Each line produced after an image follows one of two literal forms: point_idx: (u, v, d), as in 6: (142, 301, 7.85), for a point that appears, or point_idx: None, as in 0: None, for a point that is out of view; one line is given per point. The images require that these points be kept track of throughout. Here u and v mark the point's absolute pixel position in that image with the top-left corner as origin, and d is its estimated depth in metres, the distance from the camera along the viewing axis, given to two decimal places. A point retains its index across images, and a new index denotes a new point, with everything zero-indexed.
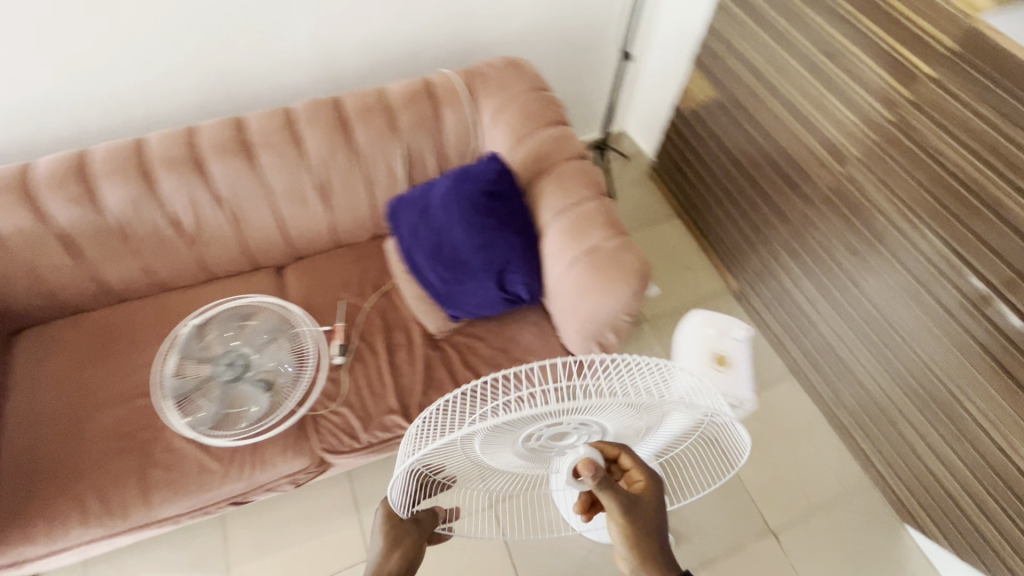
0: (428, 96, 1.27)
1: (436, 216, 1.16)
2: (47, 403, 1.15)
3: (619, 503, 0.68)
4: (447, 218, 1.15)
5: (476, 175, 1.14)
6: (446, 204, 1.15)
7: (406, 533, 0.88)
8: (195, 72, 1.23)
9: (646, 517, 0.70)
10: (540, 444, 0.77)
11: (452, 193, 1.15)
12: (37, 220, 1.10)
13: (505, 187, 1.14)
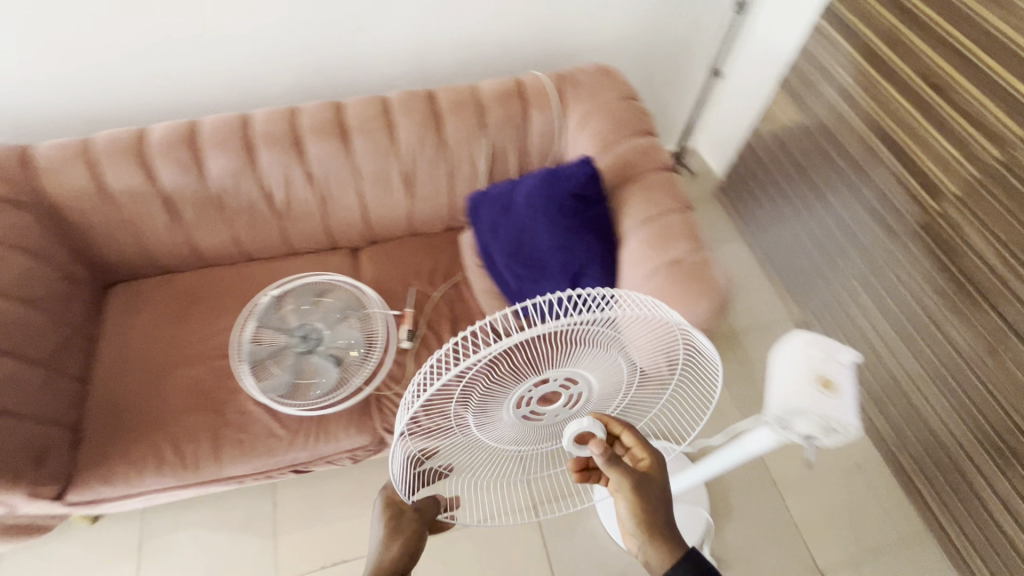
0: (519, 96, 1.29)
1: (519, 214, 1.18)
2: (134, 355, 1.21)
3: (627, 475, 0.71)
4: (530, 216, 1.16)
5: (566, 177, 1.15)
6: (531, 202, 1.16)
7: (408, 518, 0.90)
8: (301, 56, 1.29)
9: (654, 488, 0.73)
10: (529, 410, 0.76)
11: (538, 193, 1.16)
12: (146, 181, 1.17)
13: (590, 191, 1.14)
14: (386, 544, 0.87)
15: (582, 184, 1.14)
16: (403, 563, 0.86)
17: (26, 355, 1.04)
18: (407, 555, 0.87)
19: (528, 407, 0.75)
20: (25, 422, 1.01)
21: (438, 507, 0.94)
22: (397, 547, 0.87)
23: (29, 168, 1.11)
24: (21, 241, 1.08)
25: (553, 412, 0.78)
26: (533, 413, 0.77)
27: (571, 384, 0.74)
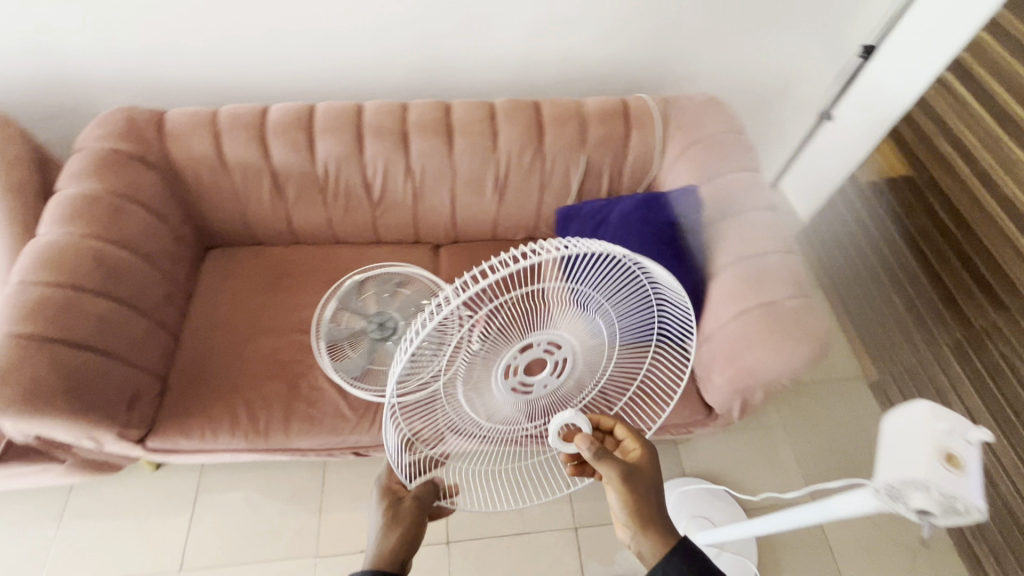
0: (622, 116, 1.29)
1: (611, 230, 1.21)
2: (223, 318, 1.27)
3: (617, 470, 0.76)
4: (622, 232, 1.19)
5: (666, 203, 1.19)
6: (626, 221, 1.20)
7: (406, 507, 0.93)
8: (416, 55, 1.34)
9: (643, 477, 0.78)
10: (517, 381, 0.77)
11: (630, 219, 1.20)
12: (261, 156, 1.23)
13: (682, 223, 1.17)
14: (386, 533, 0.90)
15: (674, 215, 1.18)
16: (402, 550, 0.88)
17: (138, 306, 1.09)
18: (405, 544, 0.89)
19: (515, 378, 0.76)
20: (129, 369, 1.05)
21: (436, 495, 0.95)
22: (395, 536, 0.89)
23: (161, 132, 1.19)
24: (146, 198, 1.15)
25: (542, 383, 0.79)
26: (522, 386, 0.78)
27: (555, 347, 0.74)
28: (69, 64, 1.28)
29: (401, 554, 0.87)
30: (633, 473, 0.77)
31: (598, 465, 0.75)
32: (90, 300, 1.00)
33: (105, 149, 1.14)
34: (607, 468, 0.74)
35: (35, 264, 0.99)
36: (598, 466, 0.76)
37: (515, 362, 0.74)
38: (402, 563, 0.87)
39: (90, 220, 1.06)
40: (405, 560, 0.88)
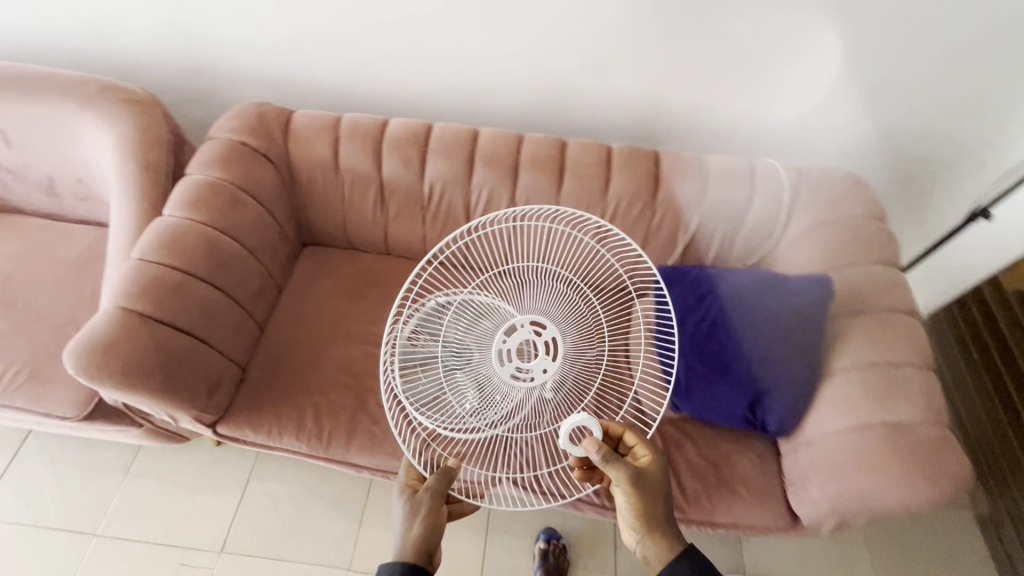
0: (748, 180, 1.20)
1: (718, 310, 1.08)
2: (307, 317, 1.29)
3: (625, 473, 0.82)
4: (732, 316, 1.06)
5: (789, 291, 1.03)
6: (737, 303, 1.06)
7: (425, 498, 0.87)
8: (538, 85, 1.31)
9: (649, 484, 0.84)
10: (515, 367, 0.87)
11: (756, 293, 1.06)
12: (373, 167, 1.24)
13: (818, 322, 1.01)
14: (410, 523, 0.86)
15: (814, 313, 1.01)
16: (424, 539, 0.84)
17: (236, 297, 1.13)
18: (429, 534, 0.85)
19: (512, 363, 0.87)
20: (217, 357, 1.08)
21: (450, 479, 0.89)
22: (418, 527, 0.85)
23: (286, 130, 1.23)
24: (261, 193, 1.18)
25: (540, 370, 0.88)
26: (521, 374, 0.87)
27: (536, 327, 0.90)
28: (218, 55, 1.36)
29: (425, 544, 0.84)
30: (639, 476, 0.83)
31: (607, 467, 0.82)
32: (197, 286, 1.04)
33: (234, 141, 1.19)
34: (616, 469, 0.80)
35: (155, 244, 1.03)
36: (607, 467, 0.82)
37: (507, 345, 0.88)
38: (429, 553, 0.84)
39: (210, 209, 1.10)
40: (431, 550, 0.85)
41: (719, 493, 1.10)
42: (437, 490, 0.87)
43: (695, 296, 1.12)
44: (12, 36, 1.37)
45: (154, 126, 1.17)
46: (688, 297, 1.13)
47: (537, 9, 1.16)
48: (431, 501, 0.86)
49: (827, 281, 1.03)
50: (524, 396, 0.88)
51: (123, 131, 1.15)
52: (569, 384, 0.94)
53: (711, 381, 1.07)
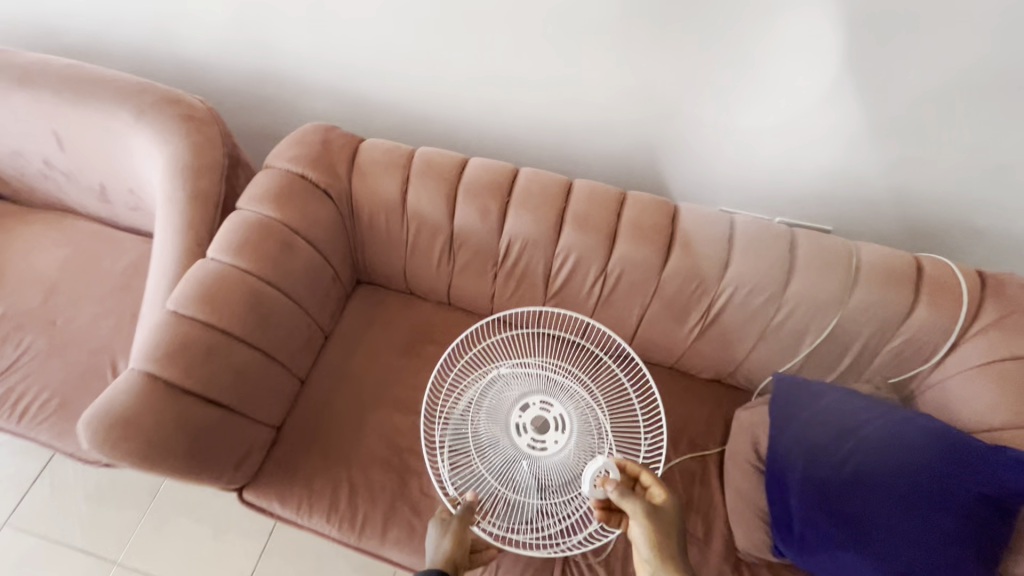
0: (912, 282, 0.94)
1: (876, 467, 0.85)
2: (352, 372, 1.14)
3: (639, 506, 0.75)
4: (892, 479, 0.84)
5: (979, 471, 0.81)
6: (903, 465, 0.84)
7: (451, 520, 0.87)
8: (646, 128, 1.11)
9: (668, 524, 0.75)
10: (529, 439, 0.90)
11: (929, 455, 0.84)
12: (445, 215, 1.06)
13: (1008, 517, 0.80)
14: (439, 541, 0.86)
15: (995, 497, 0.80)
16: (451, 554, 0.84)
17: (279, 357, 0.99)
18: (457, 551, 0.85)
19: (526, 435, 0.90)
20: (248, 426, 0.95)
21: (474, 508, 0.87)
22: (445, 545, 0.85)
23: (352, 163, 1.07)
24: (315, 236, 1.04)
25: (553, 440, 0.90)
26: (536, 446, 0.90)
27: (547, 403, 0.91)
28: (287, 66, 1.22)
29: (453, 558, 0.84)
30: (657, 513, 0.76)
31: (621, 499, 0.76)
32: (236, 348, 0.91)
33: (293, 174, 1.05)
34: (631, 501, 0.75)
35: (193, 295, 0.90)
36: (621, 500, 0.76)
37: (522, 420, 0.92)
38: (455, 568, 0.83)
39: (262, 257, 0.96)
40: (458, 566, 0.84)
41: None
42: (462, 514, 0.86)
43: (834, 432, 0.90)
44: (78, 28, 1.28)
45: (208, 151, 1.04)
46: (822, 430, 0.91)
47: (667, 44, 0.95)
48: (454, 525, 0.86)
49: None
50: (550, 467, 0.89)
51: (175, 153, 1.03)
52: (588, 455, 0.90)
53: (836, 541, 0.85)
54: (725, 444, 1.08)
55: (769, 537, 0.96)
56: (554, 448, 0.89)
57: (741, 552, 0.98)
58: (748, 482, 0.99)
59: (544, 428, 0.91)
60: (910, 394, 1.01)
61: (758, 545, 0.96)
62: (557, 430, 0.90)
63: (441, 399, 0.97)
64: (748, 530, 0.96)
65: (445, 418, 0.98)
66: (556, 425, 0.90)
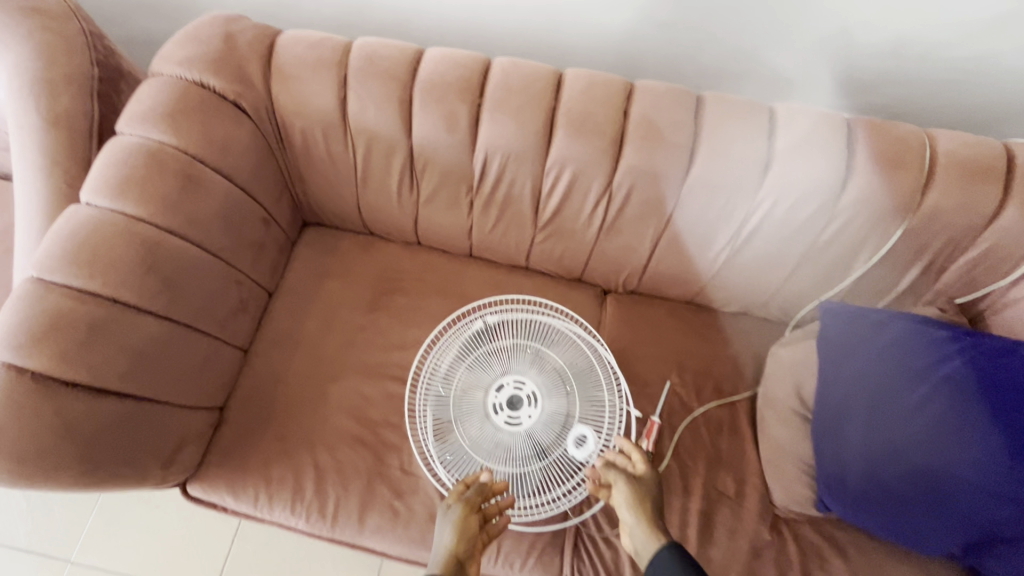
0: (1001, 176, 0.74)
1: (951, 414, 0.70)
2: (307, 333, 0.94)
3: (622, 474, 0.72)
4: (973, 425, 0.69)
5: None
6: (986, 411, 0.69)
7: (456, 507, 0.72)
8: (653, 1, 0.84)
9: (649, 493, 0.71)
10: (506, 417, 0.84)
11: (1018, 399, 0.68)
12: (400, 129, 0.81)
13: None
14: (442, 532, 0.71)
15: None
16: (452, 550, 0.69)
17: (201, 324, 0.78)
18: (462, 542, 0.70)
19: (502, 413, 0.84)
20: (171, 413, 0.75)
21: (484, 495, 0.73)
22: (448, 538, 0.70)
23: (270, 65, 0.81)
24: (231, 167, 0.79)
25: (527, 415, 0.84)
26: (513, 423, 0.84)
27: (519, 381, 0.85)
28: None
29: (455, 555, 0.68)
30: (639, 480, 0.72)
31: (604, 469, 0.74)
32: (131, 322, 0.69)
33: (188, 82, 0.78)
34: (611, 470, 0.72)
35: (59, 254, 0.67)
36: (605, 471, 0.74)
37: (496, 400, 0.85)
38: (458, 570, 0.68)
39: (153, 199, 0.72)
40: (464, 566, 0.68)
41: None
42: (469, 498, 0.72)
43: (903, 371, 0.74)
44: None
45: (66, 57, 0.77)
46: (892, 370, 0.74)
47: None
48: (459, 514, 0.71)
49: None
50: (529, 444, 0.82)
51: (15, 63, 0.75)
52: (566, 426, 0.84)
53: (900, 499, 0.71)
54: (757, 387, 0.92)
55: (813, 491, 0.81)
56: (530, 422, 0.83)
57: (779, 509, 0.84)
58: (788, 431, 0.83)
59: (519, 405, 0.85)
60: (976, 314, 0.85)
61: (800, 501, 0.81)
62: (532, 402, 0.84)
63: (419, 377, 0.87)
64: (789, 485, 0.82)
65: (421, 397, 0.87)
66: (530, 398, 0.85)
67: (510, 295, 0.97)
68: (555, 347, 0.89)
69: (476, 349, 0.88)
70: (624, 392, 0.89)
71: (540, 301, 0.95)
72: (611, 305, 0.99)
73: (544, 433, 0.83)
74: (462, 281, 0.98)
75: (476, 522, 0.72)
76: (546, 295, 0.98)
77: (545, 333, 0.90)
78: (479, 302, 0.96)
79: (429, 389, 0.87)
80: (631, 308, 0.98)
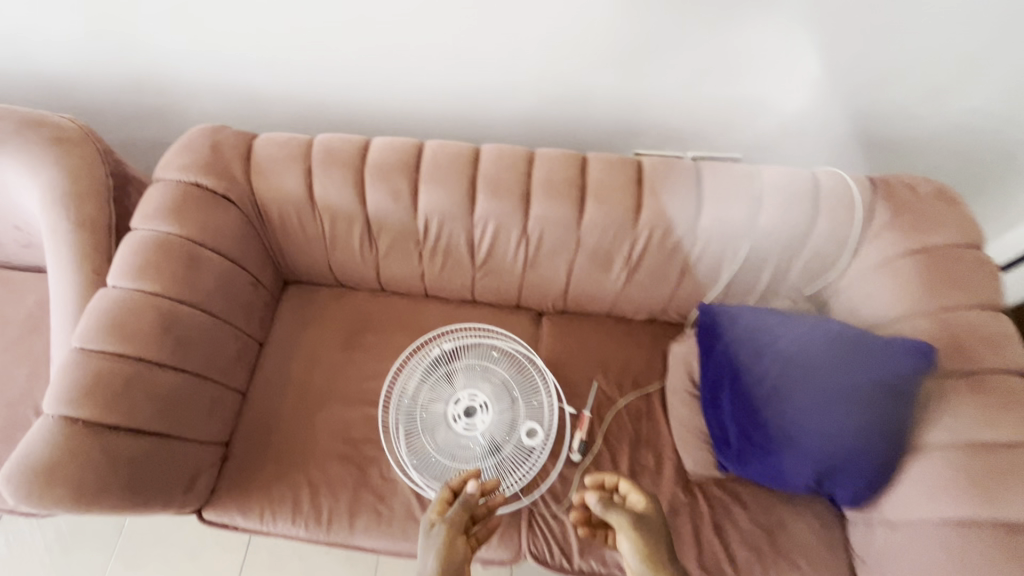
0: (811, 197, 0.99)
1: (786, 375, 0.91)
2: (295, 373, 1.13)
3: (625, 515, 0.78)
4: (802, 382, 0.89)
5: (877, 363, 0.85)
6: (811, 369, 0.89)
7: (438, 528, 0.82)
8: (544, 87, 1.09)
9: (653, 526, 0.78)
10: (463, 424, 1.03)
11: (830, 355, 0.88)
12: (356, 202, 1.03)
13: (909, 398, 0.84)
14: (427, 558, 0.79)
15: (908, 386, 0.84)
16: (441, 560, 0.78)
17: (207, 372, 0.97)
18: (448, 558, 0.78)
19: (461, 421, 1.04)
20: (188, 446, 0.93)
21: (469, 508, 0.84)
22: (435, 552, 0.79)
23: (248, 163, 1.02)
24: (224, 245, 1.00)
25: (481, 420, 1.04)
26: (470, 428, 1.03)
27: (473, 394, 1.05)
28: (158, 67, 1.11)
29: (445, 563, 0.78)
30: (641, 516, 0.78)
31: (608, 512, 0.78)
32: (154, 375, 0.88)
33: (186, 183, 0.99)
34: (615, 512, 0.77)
35: (96, 327, 0.86)
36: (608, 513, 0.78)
37: (455, 412, 1.04)
38: None
39: (165, 277, 0.92)
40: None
41: (776, 568, 0.96)
42: (453, 515, 0.83)
43: (752, 347, 0.95)
44: None
45: (87, 173, 0.97)
46: (745, 349, 0.96)
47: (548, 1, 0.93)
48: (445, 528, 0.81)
49: (931, 351, 0.83)
50: (485, 444, 1.02)
51: (48, 183, 0.95)
52: (514, 427, 1.03)
53: (763, 448, 0.92)
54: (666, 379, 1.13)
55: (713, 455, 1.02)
56: (484, 425, 1.03)
57: (691, 475, 1.04)
58: (688, 410, 1.06)
59: (474, 414, 1.05)
60: (824, 301, 1.07)
61: (704, 465, 1.02)
62: (484, 410, 1.04)
63: (391, 400, 1.06)
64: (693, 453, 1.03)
65: (392, 416, 1.06)
66: (482, 407, 1.05)
67: (459, 326, 1.17)
68: (500, 364, 1.09)
69: (435, 371, 1.08)
70: (560, 395, 1.10)
71: (487, 328, 1.16)
72: (545, 324, 1.20)
73: (497, 434, 1.02)
74: (421, 317, 1.19)
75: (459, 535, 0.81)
76: (491, 323, 1.19)
77: (491, 353, 1.10)
78: (436, 333, 1.16)
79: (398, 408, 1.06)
80: (561, 325, 1.19)
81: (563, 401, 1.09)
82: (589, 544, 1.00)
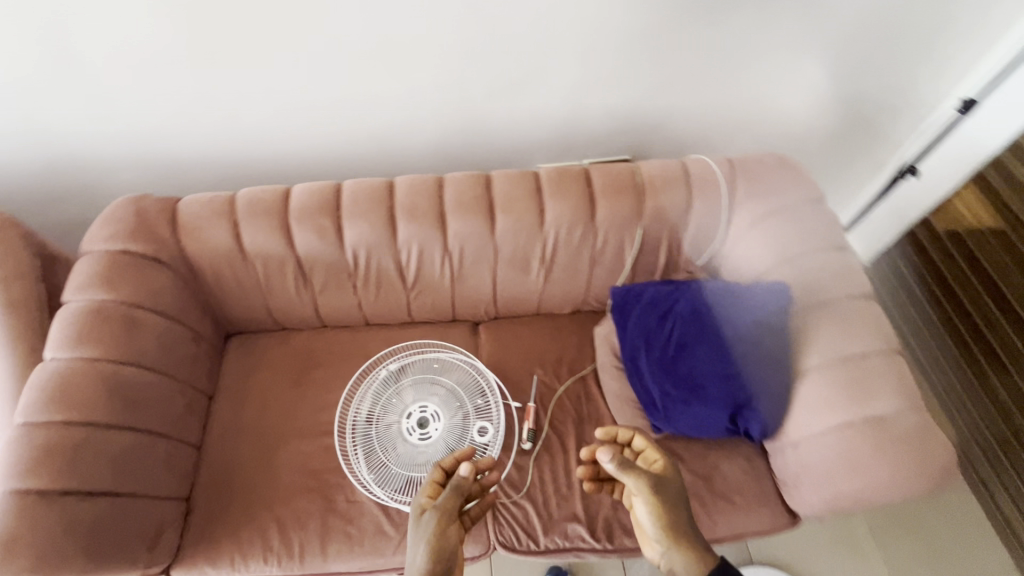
0: (684, 181, 1.15)
1: (686, 331, 1.07)
2: (249, 418, 1.16)
3: (644, 478, 0.81)
4: (699, 334, 1.06)
5: (749, 305, 1.03)
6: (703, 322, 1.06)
7: (429, 518, 0.81)
8: (444, 118, 1.22)
9: (672, 490, 0.83)
10: (418, 435, 1.10)
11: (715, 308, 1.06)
12: (285, 246, 1.11)
13: (782, 330, 1.01)
14: (417, 549, 0.79)
15: (778, 320, 1.01)
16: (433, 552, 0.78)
17: (159, 429, 1.00)
18: (438, 553, 0.78)
19: (415, 433, 1.10)
20: (147, 503, 0.95)
21: (462, 493, 0.84)
22: (425, 544, 0.79)
23: (175, 225, 1.08)
24: (160, 305, 1.04)
25: (434, 428, 1.11)
26: (424, 437, 1.10)
27: (424, 406, 1.13)
28: (74, 147, 1.16)
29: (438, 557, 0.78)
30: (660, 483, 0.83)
31: (627, 473, 0.82)
32: (104, 438, 0.90)
33: (114, 252, 1.03)
34: (633, 474, 0.81)
35: (39, 401, 0.89)
36: (627, 475, 0.83)
37: (409, 425, 1.11)
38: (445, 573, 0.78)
39: (103, 343, 0.95)
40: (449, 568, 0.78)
41: (715, 508, 1.07)
42: (443, 505, 0.82)
43: (655, 316, 1.11)
44: None
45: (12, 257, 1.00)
46: (650, 319, 1.11)
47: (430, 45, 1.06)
48: (438, 518, 0.81)
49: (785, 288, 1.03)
50: (440, 449, 1.09)
51: None
52: (465, 429, 1.11)
53: (681, 400, 1.05)
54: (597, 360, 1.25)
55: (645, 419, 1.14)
56: (437, 432, 1.10)
57: None
58: (619, 384, 1.17)
59: (426, 424, 1.12)
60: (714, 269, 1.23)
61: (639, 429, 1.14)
62: (436, 418, 1.12)
63: (345, 425, 1.12)
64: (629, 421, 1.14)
65: (349, 440, 1.11)
66: (433, 416, 1.12)
67: (403, 347, 1.24)
68: (445, 375, 1.17)
69: (385, 391, 1.15)
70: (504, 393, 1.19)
71: (429, 344, 1.24)
72: (482, 332, 1.30)
73: (450, 438, 1.10)
74: (365, 344, 1.25)
75: (449, 524, 0.81)
76: (432, 338, 1.27)
77: (435, 366, 1.18)
78: (381, 357, 1.23)
79: (354, 432, 1.12)
80: (496, 330, 1.29)
81: (508, 397, 1.18)
82: (551, 522, 1.08)
